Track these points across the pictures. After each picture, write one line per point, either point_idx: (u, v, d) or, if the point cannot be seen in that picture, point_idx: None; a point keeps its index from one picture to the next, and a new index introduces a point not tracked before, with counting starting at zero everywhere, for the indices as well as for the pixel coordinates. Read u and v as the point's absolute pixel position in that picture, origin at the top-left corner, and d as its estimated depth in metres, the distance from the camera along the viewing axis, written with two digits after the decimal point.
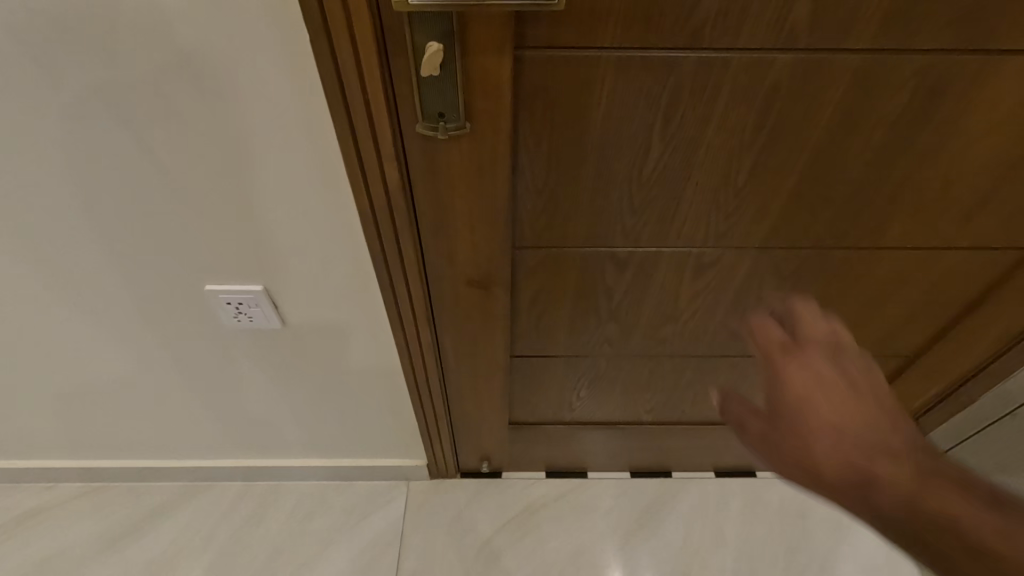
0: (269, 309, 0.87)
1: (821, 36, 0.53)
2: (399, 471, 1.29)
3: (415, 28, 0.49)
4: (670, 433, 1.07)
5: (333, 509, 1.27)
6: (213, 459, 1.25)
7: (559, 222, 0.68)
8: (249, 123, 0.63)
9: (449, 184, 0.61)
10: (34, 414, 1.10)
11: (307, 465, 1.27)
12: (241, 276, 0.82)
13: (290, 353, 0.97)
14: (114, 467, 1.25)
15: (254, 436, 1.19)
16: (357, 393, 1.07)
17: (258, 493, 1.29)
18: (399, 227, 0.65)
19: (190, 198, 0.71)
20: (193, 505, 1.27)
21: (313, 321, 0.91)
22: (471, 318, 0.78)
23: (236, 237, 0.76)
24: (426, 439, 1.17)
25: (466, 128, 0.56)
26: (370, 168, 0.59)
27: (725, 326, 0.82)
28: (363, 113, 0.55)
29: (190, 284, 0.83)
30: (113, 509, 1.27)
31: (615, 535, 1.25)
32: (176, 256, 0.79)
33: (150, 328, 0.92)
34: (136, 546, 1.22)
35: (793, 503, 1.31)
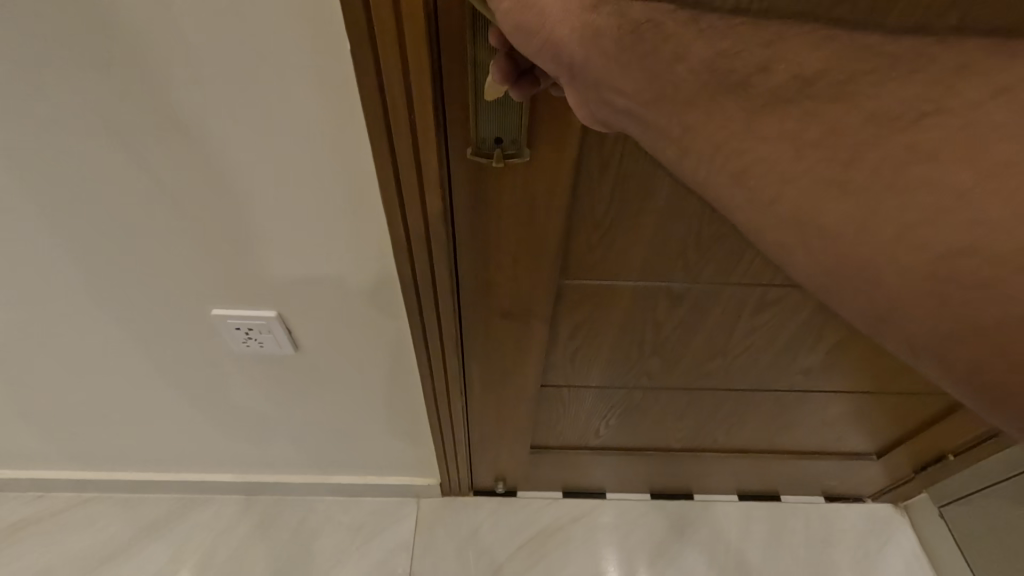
0: (282, 335, 0.84)
1: None
2: (409, 488, 1.24)
3: (479, 44, 0.44)
4: (698, 461, 1.02)
5: (340, 527, 1.23)
6: (216, 472, 1.21)
7: (614, 257, 0.63)
8: (271, 138, 0.58)
9: (498, 211, 0.57)
10: (31, 424, 1.06)
11: (313, 480, 1.22)
12: (252, 304, 0.80)
13: (300, 370, 0.93)
14: (111, 478, 1.21)
15: (257, 450, 1.14)
16: (370, 413, 1.03)
17: (260, 508, 1.25)
18: (437, 259, 0.61)
19: (209, 216, 0.67)
20: (193, 519, 1.23)
21: (329, 343, 0.87)
22: (503, 348, 0.74)
23: (252, 254, 0.72)
24: (441, 457, 1.12)
25: (523, 156, 0.51)
26: (410, 196, 0.54)
27: (778, 364, 0.77)
28: (407, 140, 0.50)
29: (198, 305, 0.80)
30: (108, 522, 1.22)
31: (631, 561, 1.19)
32: (184, 272, 0.74)
33: (155, 342, 0.87)
34: (132, 561, 1.18)
35: (818, 529, 1.26)
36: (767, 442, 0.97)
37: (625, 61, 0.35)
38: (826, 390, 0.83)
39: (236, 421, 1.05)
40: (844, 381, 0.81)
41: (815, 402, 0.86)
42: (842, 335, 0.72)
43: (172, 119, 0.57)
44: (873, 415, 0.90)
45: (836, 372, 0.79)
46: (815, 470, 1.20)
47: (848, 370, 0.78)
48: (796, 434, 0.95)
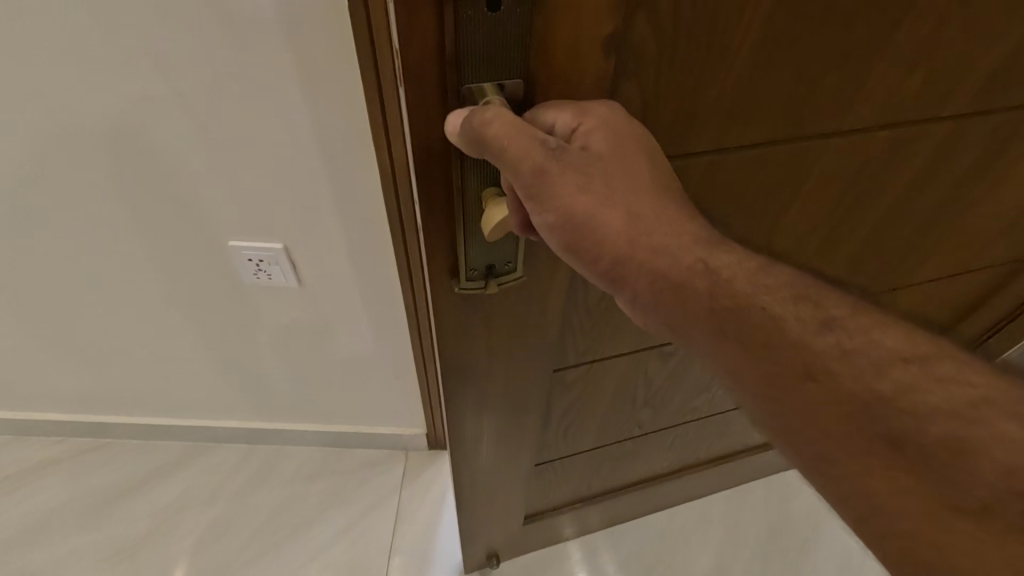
0: (287, 267, 0.98)
1: (866, 109, 0.51)
2: (399, 440, 1.33)
3: (471, 172, 0.42)
4: (678, 482, 1.08)
5: (335, 473, 1.32)
6: (221, 418, 1.30)
7: (607, 336, 0.64)
8: (288, 87, 0.74)
9: (488, 327, 0.54)
10: (57, 363, 1.17)
11: (310, 429, 1.31)
12: (265, 232, 0.93)
13: (302, 304, 1.06)
14: (122, 423, 1.30)
15: (258, 395, 1.25)
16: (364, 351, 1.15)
17: (263, 456, 1.34)
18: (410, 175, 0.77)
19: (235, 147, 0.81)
20: (199, 464, 1.32)
21: (328, 277, 1.00)
22: (496, 442, 0.72)
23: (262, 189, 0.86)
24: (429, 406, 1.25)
25: (516, 272, 0.49)
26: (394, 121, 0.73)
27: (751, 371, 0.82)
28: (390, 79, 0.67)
29: (220, 234, 0.93)
30: (122, 464, 1.32)
31: None
32: (210, 206, 0.89)
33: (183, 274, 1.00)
34: (144, 498, 1.28)
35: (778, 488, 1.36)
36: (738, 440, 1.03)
37: (702, 319, 0.39)
38: None
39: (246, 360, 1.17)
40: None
41: None
42: None
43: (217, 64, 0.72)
44: None
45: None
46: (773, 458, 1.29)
47: None
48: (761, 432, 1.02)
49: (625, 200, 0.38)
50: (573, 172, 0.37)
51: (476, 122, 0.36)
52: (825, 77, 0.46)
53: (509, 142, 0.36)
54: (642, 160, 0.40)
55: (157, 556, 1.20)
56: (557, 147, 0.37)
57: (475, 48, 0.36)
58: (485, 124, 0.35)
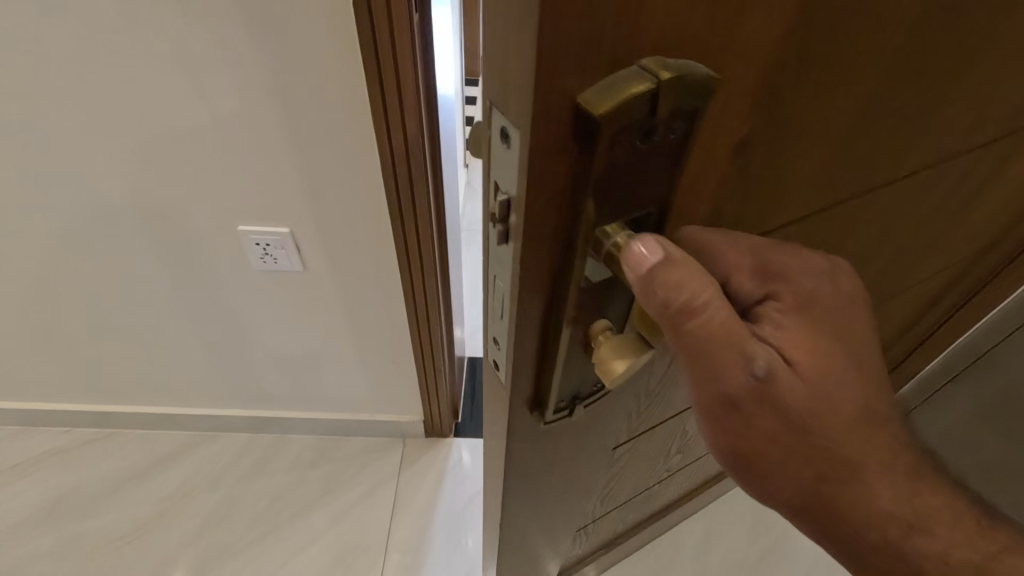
0: (294, 252, 0.94)
1: (911, 153, 0.44)
2: (396, 429, 1.37)
3: (586, 312, 0.38)
4: (692, 497, 1.19)
5: (335, 460, 1.36)
6: (225, 406, 1.33)
7: (655, 413, 0.67)
8: (289, 74, 0.71)
9: (553, 437, 0.52)
10: (62, 355, 1.19)
11: (311, 418, 1.35)
12: (267, 219, 0.90)
13: (301, 294, 1.04)
14: (126, 412, 1.33)
15: (258, 387, 1.27)
16: (364, 347, 1.15)
17: (264, 444, 1.37)
18: (410, 137, 0.75)
19: (239, 130, 0.78)
20: (201, 453, 1.35)
21: (330, 267, 0.98)
22: (544, 525, 0.72)
23: (261, 178, 0.84)
24: (425, 396, 1.26)
25: (600, 390, 0.48)
26: (395, 95, 0.70)
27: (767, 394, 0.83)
28: (388, 48, 0.66)
29: (224, 221, 0.91)
30: (126, 453, 1.35)
31: None
32: (209, 201, 0.88)
33: (182, 273, 1.01)
34: (148, 485, 1.30)
35: None
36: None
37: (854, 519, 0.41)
38: None
39: (246, 356, 1.19)
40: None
41: None
42: None
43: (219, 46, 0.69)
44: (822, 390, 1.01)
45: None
46: None
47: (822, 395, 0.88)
48: None
49: (816, 411, 0.38)
50: (762, 399, 0.37)
51: (674, 307, 0.33)
52: (880, 133, 0.39)
53: (707, 344, 0.34)
54: (826, 356, 0.38)
55: (162, 541, 1.23)
56: (762, 377, 0.36)
57: (617, 182, 0.30)
58: (686, 317, 0.33)
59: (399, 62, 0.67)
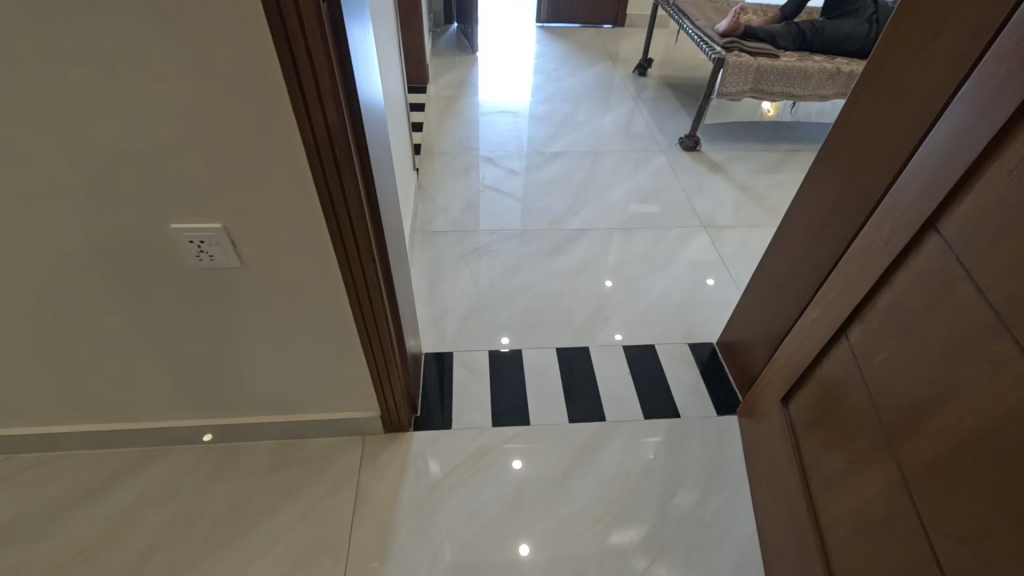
0: (229, 248, 0.95)
1: None
2: (354, 427, 1.39)
3: None
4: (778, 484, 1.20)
5: (294, 463, 1.36)
6: (177, 418, 1.32)
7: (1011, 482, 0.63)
8: (205, 70, 0.72)
9: None
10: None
11: (266, 423, 1.35)
12: (200, 216, 0.90)
13: (244, 293, 1.04)
14: (73, 432, 1.30)
15: (210, 396, 1.27)
16: (314, 345, 1.17)
17: (221, 453, 1.37)
18: (331, 121, 0.77)
19: (165, 128, 0.78)
20: (155, 468, 1.33)
21: (271, 263, 0.99)
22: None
23: (192, 176, 0.84)
24: (379, 389, 1.28)
25: None
26: (311, 84, 0.73)
27: (895, 426, 0.83)
28: (298, 30, 0.68)
29: (154, 222, 0.91)
30: (76, 473, 1.32)
31: (547, 468, 1.40)
32: (140, 205, 0.88)
33: (121, 282, 1.01)
34: (100, 504, 1.27)
35: (710, 436, 1.47)
36: (813, 491, 1.06)
37: None
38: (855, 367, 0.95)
39: (197, 364, 1.19)
40: (835, 397, 1.00)
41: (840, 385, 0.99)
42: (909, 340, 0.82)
43: (132, 44, 0.69)
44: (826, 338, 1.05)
45: (864, 430, 0.91)
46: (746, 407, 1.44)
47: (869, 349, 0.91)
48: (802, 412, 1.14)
49: None
50: None
51: None
52: None
53: None
54: None
55: (114, 557, 1.19)
56: None
57: None
58: None
59: (311, 42, 0.69)
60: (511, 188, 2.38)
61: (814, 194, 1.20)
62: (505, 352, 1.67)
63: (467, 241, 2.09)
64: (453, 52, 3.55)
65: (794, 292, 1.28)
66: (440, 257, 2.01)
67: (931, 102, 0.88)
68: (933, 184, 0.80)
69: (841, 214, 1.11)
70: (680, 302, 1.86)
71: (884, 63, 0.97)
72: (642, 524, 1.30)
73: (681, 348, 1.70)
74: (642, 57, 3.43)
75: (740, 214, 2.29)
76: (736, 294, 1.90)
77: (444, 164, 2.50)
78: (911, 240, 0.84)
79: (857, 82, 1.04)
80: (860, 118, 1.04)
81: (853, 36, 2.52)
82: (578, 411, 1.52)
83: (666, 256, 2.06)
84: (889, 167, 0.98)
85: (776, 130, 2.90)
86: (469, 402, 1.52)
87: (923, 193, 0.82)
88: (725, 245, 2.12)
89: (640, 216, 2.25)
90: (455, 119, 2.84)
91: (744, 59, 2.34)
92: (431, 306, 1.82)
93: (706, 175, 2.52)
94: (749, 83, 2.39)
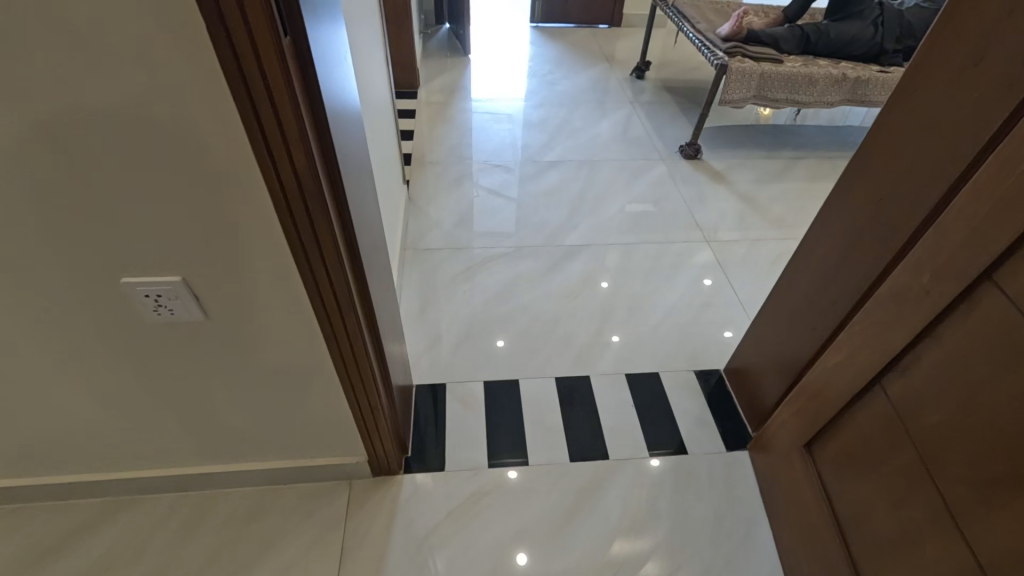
0: (190, 301, 0.85)
1: None
2: (339, 472, 1.30)
3: None
4: (808, 535, 1.13)
5: (273, 512, 1.27)
6: (146, 468, 1.22)
7: None
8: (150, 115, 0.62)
9: None
10: None
11: (243, 470, 1.25)
12: (155, 269, 0.80)
13: (211, 344, 0.95)
14: (32, 484, 1.20)
15: (181, 445, 1.17)
16: (292, 393, 1.07)
17: (195, 502, 1.27)
18: (297, 167, 0.67)
19: (109, 176, 0.68)
20: (122, 520, 1.24)
21: (237, 314, 0.89)
22: None
23: (144, 227, 0.74)
24: (364, 433, 1.18)
25: None
26: (273, 128, 0.63)
27: (963, 503, 0.76)
28: (254, 68, 0.58)
29: (102, 273, 0.80)
30: (36, 528, 1.22)
31: (548, 513, 1.31)
32: (87, 258, 0.78)
33: (73, 334, 0.91)
34: (61, 563, 1.17)
35: (720, 473, 1.39)
36: (854, 549, 1.00)
37: None
38: (901, 424, 0.88)
39: (165, 413, 1.09)
40: (877, 452, 0.94)
41: (880, 440, 0.93)
42: (968, 404, 0.75)
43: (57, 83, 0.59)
44: (857, 385, 0.98)
45: (917, 496, 0.84)
46: (759, 440, 1.37)
47: (916, 405, 0.85)
48: (832, 462, 1.07)
49: None
50: None
51: None
52: None
53: None
54: None
55: None
56: None
57: None
58: None
59: (270, 81, 0.59)
60: (506, 200, 2.28)
61: (831, 223, 1.12)
62: (501, 382, 1.58)
63: (461, 258, 1.99)
64: (444, 53, 3.44)
65: (810, 326, 1.20)
66: (434, 275, 1.92)
67: (972, 135, 0.79)
68: (992, 235, 0.72)
69: (864, 249, 1.02)
70: (684, 323, 1.78)
71: (915, 88, 0.88)
72: (650, 538, 1.27)
73: (686, 375, 1.62)
74: (639, 59, 3.33)
75: (743, 226, 2.20)
76: (741, 314, 1.82)
77: (435, 174, 2.40)
78: (961, 294, 0.77)
79: (884, 108, 0.95)
80: (887, 146, 0.95)
81: (859, 38, 2.43)
82: (579, 447, 1.43)
83: (668, 273, 1.97)
84: (918, 204, 0.89)
85: (778, 136, 2.81)
86: (462, 439, 1.43)
87: (979, 242, 0.74)
88: (730, 261, 2.04)
89: (640, 229, 2.16)
90: (447, 125, 2.74)
91: (748, 65, 2.25)
92: (423, 329, 1.73)
93: (708, 184, 2.43)
94: (752, 90, 2.30)
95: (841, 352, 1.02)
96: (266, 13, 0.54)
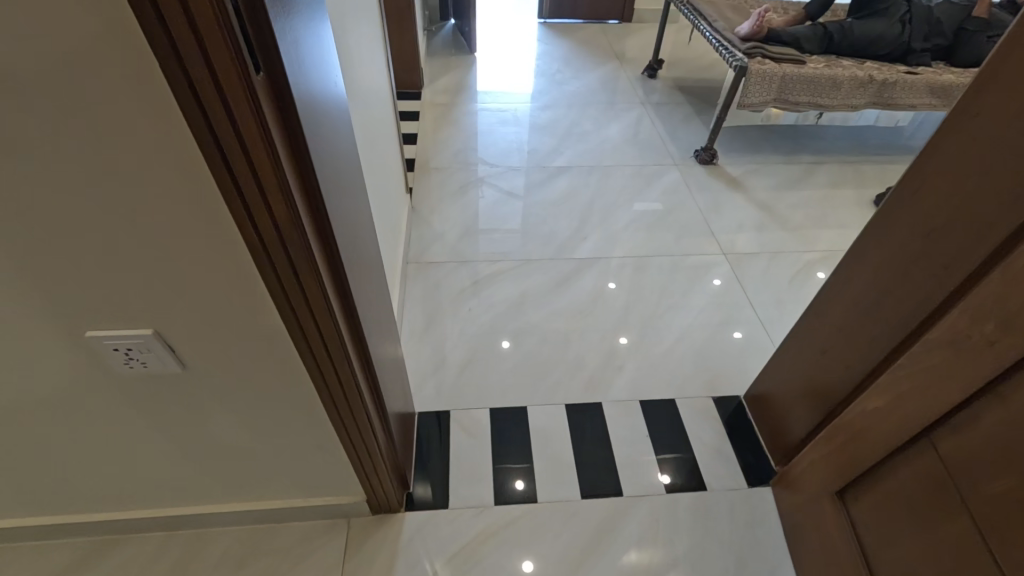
0: (163, 353, 0.78)
1: None
2: (337, 510, 1.22)
3: None
4: None
5: (267, 553, 1.19)
6: (130, 509, 1.15)
7: None
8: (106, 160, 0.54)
9: None
10: None
11: (234, 510, 1.18)
12: (124, 320, 0.73)
13: (192, 391, 0.88)
14: (11, 526, 1.14)
15: (167, 487, 1.10)
16: (283, 435, 1.00)
17: (184, 542, 1.20)
18: (277, 213, 0.58)
19: (64, 225, 0.60)
20: (107, 563, 1.17)
21: (218, 362, 0.82)
22: None
23: (109, 277, 0.66)
24: (361, 474, 1.10)
25: None
26: (247, 172, 0.54)
27: None
28: (221, 108, 0.49)
29: (67, 324, 0.73)
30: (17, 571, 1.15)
31: (560, 556, 1.23)
32: (48, 308, 0.70)
33: (41, 382, 0.83)
34: None
35: (742, 513, 1.30)
36: None
37: None
38: (954, 488, 0.79)
39: (148, 456, 1.02)
40: (927, 514, 0.85)
41: (932, 502, 0.84)
42: None
43: None
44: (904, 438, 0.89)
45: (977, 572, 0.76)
46: (785, 477, 1.28)
47: (975, 471, 0.76)
48: (873, 515, 0.98)
49: None
50: None
51: None
52: None
53: None
54: None
55: None
56: None
57: None
58: None
59: (240, 123, 0.50)
60: (513, 208, 2.19)
61: (869, 253, 1.02)
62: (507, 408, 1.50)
63: (466, 270, 1.91)
64: (449, 51, 3.33)
65: (844, 361, 1.10)
66: (438, 290, 1.84)
67: None
68: None
69: (911, 284, 0.92)
70: (700, 343, 1.69)
71: (979, 111, 0.78)
72: (661, 547, 1.24)
73: (704, 403, 1.53)
74: (651, 57, 3.20)
75: (762, 238, 2.10)
76: (760, 333, 1.73)
77: (439, 181, 2.31)
78: None
79: (939, 130, 0.85)
80: (941, 174, 0.85)
81: (885, 37, 2.31)
82: (590, 482, 1.35)
83: (683, 287, 1.88)
84: (981, 241, 0.80)
85: (797, 139, 2.70)
86: (466, 472, 1.36)
87: None
88: (748, 275, 1.94)
89: (653, 240, 2.06)
90: (452, 127, 2.64)
91: (769, 67, 2.14)
92: (427, 348, 1.65)
93: (724, 191, 2.32)
94: (773, 93, 2.18)
95: (883, 397, 0.93)
96: (232, 47, 0.45)
